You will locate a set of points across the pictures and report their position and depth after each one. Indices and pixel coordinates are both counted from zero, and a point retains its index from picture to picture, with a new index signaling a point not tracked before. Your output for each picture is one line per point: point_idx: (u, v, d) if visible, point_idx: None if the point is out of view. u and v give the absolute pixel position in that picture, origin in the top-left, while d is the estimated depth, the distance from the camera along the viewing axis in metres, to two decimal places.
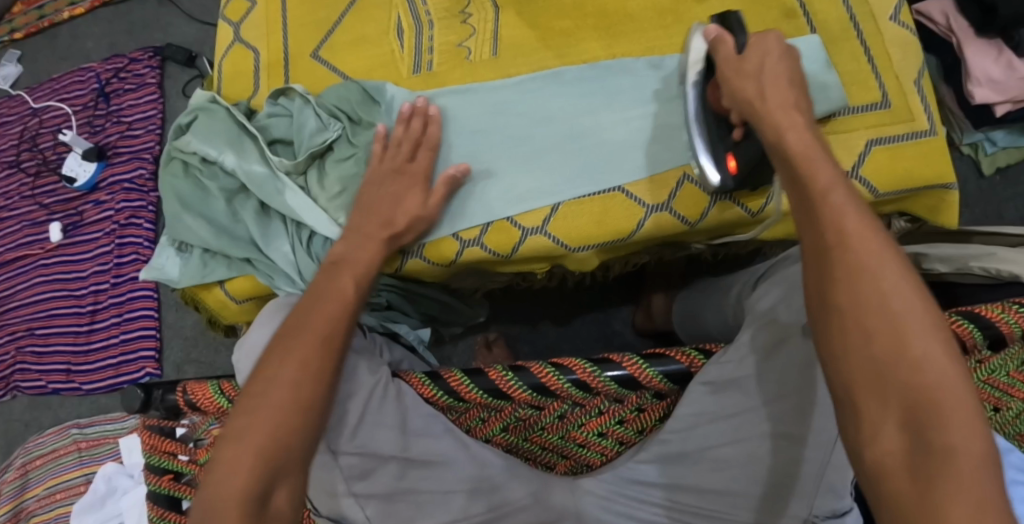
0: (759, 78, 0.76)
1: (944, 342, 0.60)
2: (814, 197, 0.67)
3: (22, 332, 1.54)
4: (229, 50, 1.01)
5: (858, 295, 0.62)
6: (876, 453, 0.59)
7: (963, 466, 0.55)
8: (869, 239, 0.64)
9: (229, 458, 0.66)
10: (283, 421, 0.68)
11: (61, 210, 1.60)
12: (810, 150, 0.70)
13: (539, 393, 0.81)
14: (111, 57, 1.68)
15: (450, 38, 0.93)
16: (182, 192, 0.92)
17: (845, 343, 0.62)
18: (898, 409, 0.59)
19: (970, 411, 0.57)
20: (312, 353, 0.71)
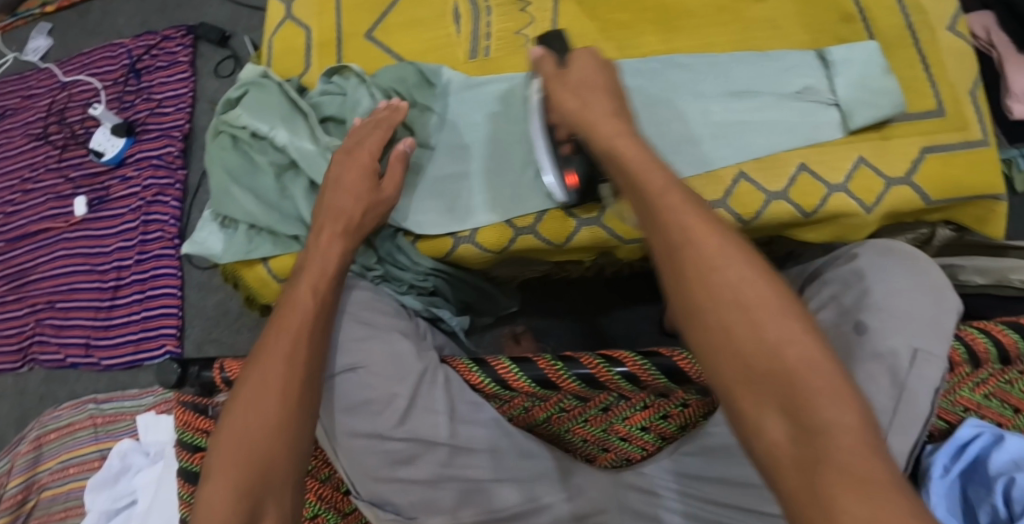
0: (579, 92, 0.77)
1: (799, 319, 0.59)
2: (655, 203, 0.65)
3: (42, 305, 1.54)
4: (280, 27, 1.01)
5: (711, 293, 0.61)
6: (764, 446, 0.57)
7: (841, 444, 0.55)
8: (707, 232, 0.62)
9: (211, 493, 0.69)
10: (258, 449, 0.70)
11: (87, 185, 1.59)
12: (644, 155, 0.69)
13: (587, 384, 0.80)
14: (144, 33, 1.68)
15: (507, 26, 0.94)
16: (231, 166, 0.92)
17: (711, 341, 0.60)
18: (774, 397, 0.57)
19: (838, 385, 0.57)
20: (275, 376, 0.73)
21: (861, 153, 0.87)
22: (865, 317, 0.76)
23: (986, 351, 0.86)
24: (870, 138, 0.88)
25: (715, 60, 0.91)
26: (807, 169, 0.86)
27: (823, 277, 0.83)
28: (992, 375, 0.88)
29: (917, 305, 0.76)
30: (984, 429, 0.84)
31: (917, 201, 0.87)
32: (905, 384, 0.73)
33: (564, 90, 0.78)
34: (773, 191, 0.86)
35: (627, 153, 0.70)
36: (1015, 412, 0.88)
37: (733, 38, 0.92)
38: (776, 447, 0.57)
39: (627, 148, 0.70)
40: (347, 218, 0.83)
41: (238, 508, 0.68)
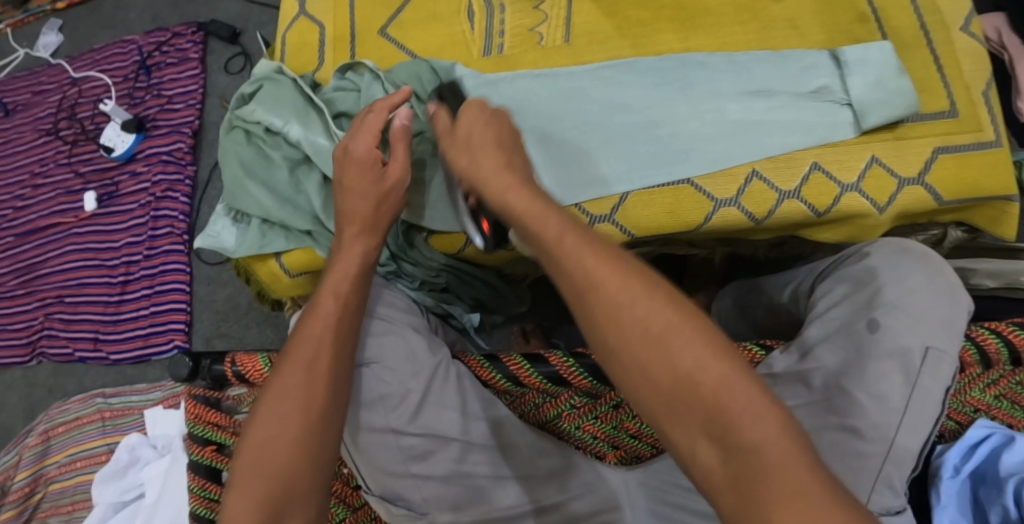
0: (468, 147, 0.77)
1: (709, 343, 0.59)
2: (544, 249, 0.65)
3: (52, 299, 1.54)
4: (294, 23, 1.01)
5: (618, 329, 0.60)
6: (701, 473, 0.57)
7: (770, 459, 0.55)
8: (606, 268, 0.62)
9: (235, 509, 0.68)
10: (282, 461, 0.69)
11: (97, 180, 1.59)
12: (535, 201, 0.69)
13: (599, 382, 0.82)
14: (155, 30, 1.69)
15: (523, 23, 0.94)
16: (246, 161, 0.92)
17: (630, 377, 0.60)
18: (698, 422, 0.57)
19: (758, 402, 0.57)
20: (296, 386, 0.73)
21: (875, 153, 0.87)
22: (877, 316, 0.76)
23: (997, 351, 0.86)
24: (884, 138, 0.88)
25: (732, 58, 0.90)
26: (820, 169, 0.86)
27: (835, 276, 0.83)
28: (1003, 376, 0.87)
29: (932, 305, 0.76)
30: (996, 430, 0.84)
31: (929, 201, 0.88)
32: (918, 384, 0.73)
33: (458, 149, 0.77)
34: (786, 190, 0.86)
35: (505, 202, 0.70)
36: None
37: (750, 37, 0.91)
38: (710, 470, 0.57)
39: (520, 201, 0.69)
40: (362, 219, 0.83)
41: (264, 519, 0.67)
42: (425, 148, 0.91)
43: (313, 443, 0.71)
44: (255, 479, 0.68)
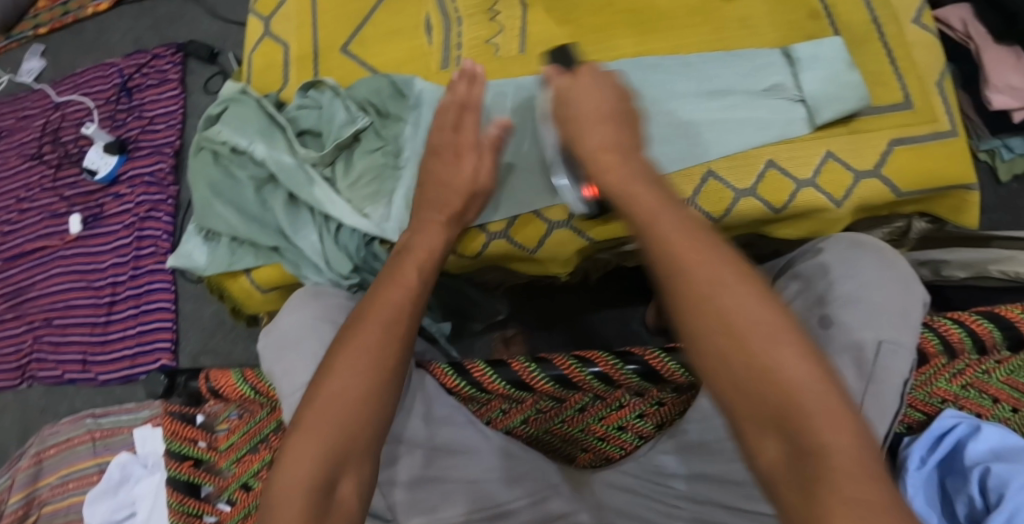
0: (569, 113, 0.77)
1: (794, 343, 0.60)
2: (648, 231, 0.67)
3: (40, 322, 1.56)
4: (259, 44, 1.03)
5: (704, 319, 0.61)
6: (763, 466, 0.59)
7: (835, 462, 0.56)
8: (697, 259, 0.63)
9: (298, 450, 0.69)
10: (348, 412, 0.70)
11: (82, 203, 1.61)
12: (630, 182, 0.71)
13: (561, 385, 0.84)
14: (135, 52, 1.70)
15: (479, 34, 0.95)
16: (213, 181, 0.93)
17: (706, 366, 0.61)
18: (769, 418, 0.59)
19: (835, 409, 0.58)
20: (376, 344, 0.73)
21: (830, 148, 0.88)
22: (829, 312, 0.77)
23: (960, 340, 0.87)
24: (839, 133, 0.89)
25: (685, 62, 0.91)
26: (776, 166, 0.87)
27: (791, 273, 0.84)
28: (969, 365, 0.89)
29: (889, 297, 0.77)
30: (963, 419, 0.84)
31: (887, 193, 0.88)
32: (872, 377, 0.74)
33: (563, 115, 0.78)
34: (743, 189, 0.87)
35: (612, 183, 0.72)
36: (993, 402, 0.88)
37: (702, 39, 0.92)
38: (774, 463, 0.59)
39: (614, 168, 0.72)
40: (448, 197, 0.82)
41: (323, 467, 0.68)
42: (387, 160, 0.91)
43: (379, 401, 0.72)
44: (322, 428, 0.69)
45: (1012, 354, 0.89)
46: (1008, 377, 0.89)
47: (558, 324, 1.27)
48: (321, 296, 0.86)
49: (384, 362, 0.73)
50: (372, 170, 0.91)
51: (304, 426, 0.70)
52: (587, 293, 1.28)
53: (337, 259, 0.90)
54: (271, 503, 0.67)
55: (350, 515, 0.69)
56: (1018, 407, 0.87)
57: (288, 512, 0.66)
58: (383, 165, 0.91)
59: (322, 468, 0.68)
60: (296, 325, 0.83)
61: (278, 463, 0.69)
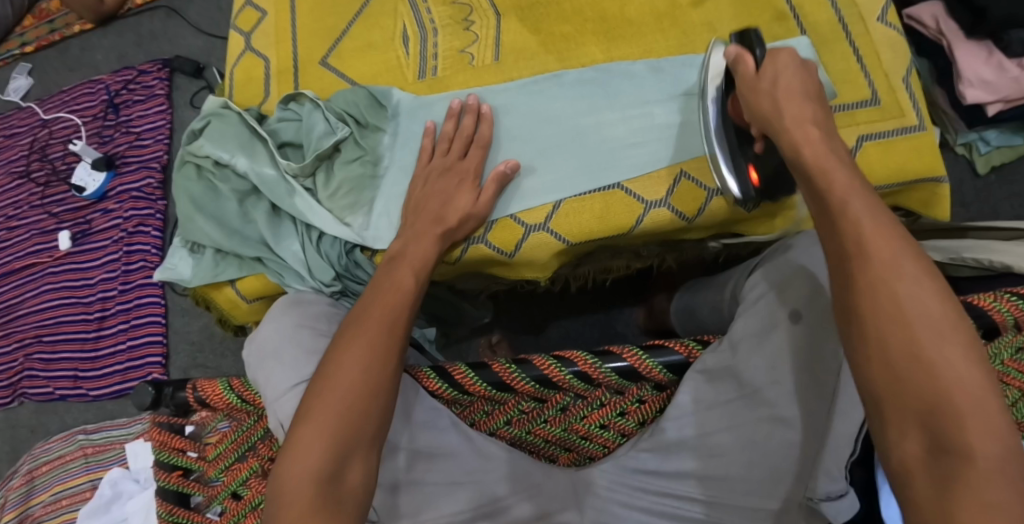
0: (773, 92, 0.77)
1: (963, 345, 0.61)
2: (837, 205, 0.67)
3: (30, 339, 1.58)
4: (240, 58, 1.04)
5: (880, 304, 0.63)
6: (899, 455, 0.61)
7: (979, 468, 0.58)
8: (887, 247, 0.65)
9: (306, 438, 0.70)
10: (353, 402, 0.72)
11: (71, 219, 1.62)
12: (828, 159, 0.70)
13: (541, 385, 0.85)
14: (122, 69, 1.69)
15: (453, 45, 0.97)
16: (196, 195, 0.95)
17: (866, 348, 0.63)
18: (917, 413, 0.61)
19: (991, 416, 0.59)
20: (378, 340, 0.75)
21: None
22: (800, 306, 0.79)
23: None
24: None
25: (658, 66, 0.93)
26: None
27: (763, 270, 0.84)
28: None
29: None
30: None
31: None
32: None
33: (760, 94, 0.78)
34: (715, 188, 0.89)
35: (806, 150, 0.71)
36: None
37: (672, 44, 0.94)
38: (911, 456, 0.61)
39: (813, 143, 0.72)
40: (446, 220, 0.85)
41: (329, 456, 0.69)
42: (365, 170, 0.93)
43: (382, 395, 0.73)
44: (333, 416, 0.71)
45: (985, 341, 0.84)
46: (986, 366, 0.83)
47: (546, 328, 1.29)
48: (299, 306, 0.87)
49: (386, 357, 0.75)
50: (351, 181, 0.92)
51: (309, 417, 0.72)
52: (580, 294, 1.29)
53: (319, 267, 0.92)
54: (280, 493, 0.69)
55: (359, 502, 0.70)
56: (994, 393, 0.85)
57: (297, 501, 0.68)
58: (362, 175, 0.92)
59: (330, 457, 0.69)
60: (277, 334, 0.84)
61: (287, 454, 0.71)
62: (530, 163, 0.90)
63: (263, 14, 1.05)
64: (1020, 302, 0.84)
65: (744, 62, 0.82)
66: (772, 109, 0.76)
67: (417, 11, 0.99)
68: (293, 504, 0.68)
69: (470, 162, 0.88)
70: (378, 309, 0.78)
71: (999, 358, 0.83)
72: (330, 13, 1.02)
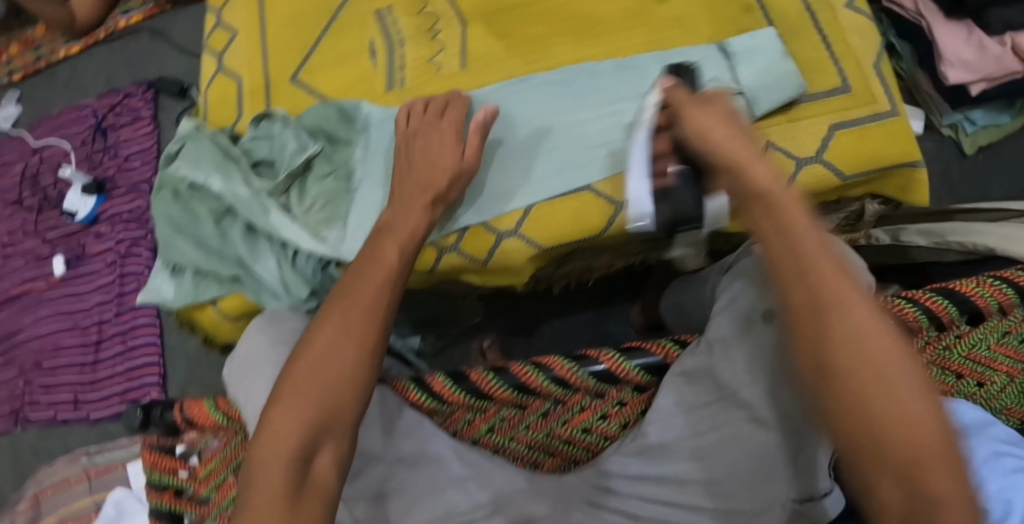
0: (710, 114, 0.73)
1: (926, 395, 0.61)
2: (794, 246, 0.66)
3: (29, 366, 1.60)
4: (214, 79, 1.04)
5: (846, 349, 0.62)
6: (877, 508, 0.60)
7: (952, 519, 0.57)
8: (846, 292, 0.63)
9: (279, 417, 0.70)
10: (327, 381, 0.72)
11: (65, 245, 1.63)
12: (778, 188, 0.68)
13: (519, 392, 0.84)
14: (107, 92, 1.68)
15: (422, 54, 0.96)
16: (173, 219, 0.96)
17: (836, 396, 0.62)
18: (890, 468, 0.59)
19: (957, 467, 0.59)
20: (356, 319, 0.74)
21: (770, 138, 0.89)
22: (771, 305, 0.76)
23: (917, 321, 0.81)
24: (778, 122, 0.91)
25: (626, 63, 0.93)
26: None
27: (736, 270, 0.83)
28: (929, 342, 0.83)
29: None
30: None
31: (833, 178, 0.89)
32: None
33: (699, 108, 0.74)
34: None
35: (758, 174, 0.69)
36: (957, 378, 0.86)
37: (641, 41, 0.95)
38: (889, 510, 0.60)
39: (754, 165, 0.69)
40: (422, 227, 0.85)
41: (301, 439, 0.69)
42: (339, 184, 0.92)
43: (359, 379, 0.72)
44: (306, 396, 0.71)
45: (971, 327, 0.84)
46: (969, 352, 0.84)
47: (539, 327, 1.29)
48: (278, 321, 0.88)
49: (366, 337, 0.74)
50: (325, 197, 0.92)
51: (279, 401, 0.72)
52: (569, 293, 1.29)
53: (295, 284, 0.91)
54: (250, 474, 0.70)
55: (326, 488, 0.70)
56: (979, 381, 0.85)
57: (268, 485, 0.68)
58: (336, 191, 0.92)
59: (300, 442, 0.69)
60: (257, 347, 0.85)
61: (260, 435, 0.71)
62: (500, 170, 0.90)
63: (234, 35, 1.05)
64: (1005, 288, 0.82)
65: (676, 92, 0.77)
66: (713, 117, 0.73)
67: (383, 26, 0.99)
68: (260, 488, 0.68)
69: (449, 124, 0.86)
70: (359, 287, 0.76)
71: (985, 344, 0.83)
72: (299, 28, 1.01)
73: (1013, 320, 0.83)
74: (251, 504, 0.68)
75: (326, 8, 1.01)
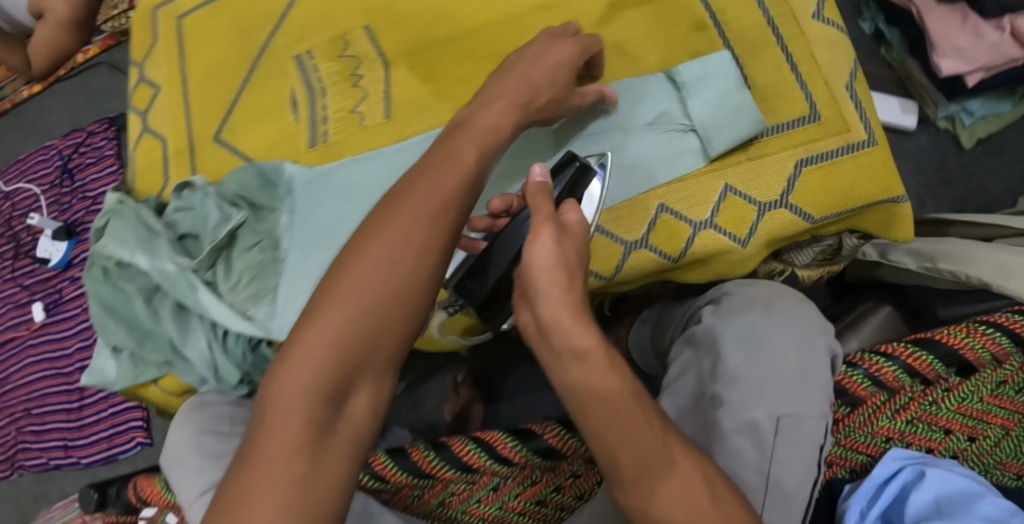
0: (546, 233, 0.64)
1: None
2: (583, 399, 0.61)
3: (20, 413, 1.58)
4: (140, 140, 0.99)
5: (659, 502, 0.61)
6: None
7: None
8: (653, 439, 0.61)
9: (312, 338, 0.60)
10: (372, 301, 0.61)
11: (41, 290, 1.59)
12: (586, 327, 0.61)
13: (462, 471, 0.79)
14: (71, 131, 1.63)
15: (343, 104, 0.90)
16: (103, 300, 0.91)
17: None
18: None
19: None
20: (417, 227, 0.63)
21: (727, 181, 0.82)
22: (717, 390, 0.69)
23: (895, 379, 0.73)
24: (736, 161, 0.82)
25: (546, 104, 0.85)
26: (667, 210, 0.81)
27: (686, 337, 0.76)
28: (913, 398, 0.74)
29: (778, 359, 0.68)
30: (907, 462, 0.72)
31: (800, 222, 0.81)
32: (773, 456, 0.65)
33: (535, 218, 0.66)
34: (632, 241, 0.82)
35: (543, 316, 0.62)
36: (946, 434, 0.75)
37: None
38: None
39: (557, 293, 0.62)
40: None
41: (331, 374, 0.60)
42: (265, 255, 0.87)
43: (406, 316, 0.62)
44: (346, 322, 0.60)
45: (961, 378, 0.74)
46: (958, 406, 0.74)
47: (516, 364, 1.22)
48: (207, 408, 0.83)
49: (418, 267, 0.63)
50: (251, 269, 0.87)
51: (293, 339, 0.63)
52: None
53: (225, 366, 0.86)
54: (264, 410, 0.60)
55: (359, 433, 0.61)
56: (974, 435, 0.75)
57: (286, 428, 0.58)
58: (262, 263, 0.87)
59: (326, 381, 0.60)
60: (185, 435, 0.80)
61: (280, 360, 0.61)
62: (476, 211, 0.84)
63: (156, 90, 0.99)
64: (998, 335, 0.73)
65: (550, 200, 0.68)
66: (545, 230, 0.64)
67: (305, 71, 0.92)
68: (275, 433, 0.59)
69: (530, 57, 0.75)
70: (410, 204, 0.64)
71: (977, 396, 0.74)
72: (220, 81, 0.96)
73: (1009, 370, 0.74)
74: (263, 449, 0.58)
75: (244, 57, 0.95)
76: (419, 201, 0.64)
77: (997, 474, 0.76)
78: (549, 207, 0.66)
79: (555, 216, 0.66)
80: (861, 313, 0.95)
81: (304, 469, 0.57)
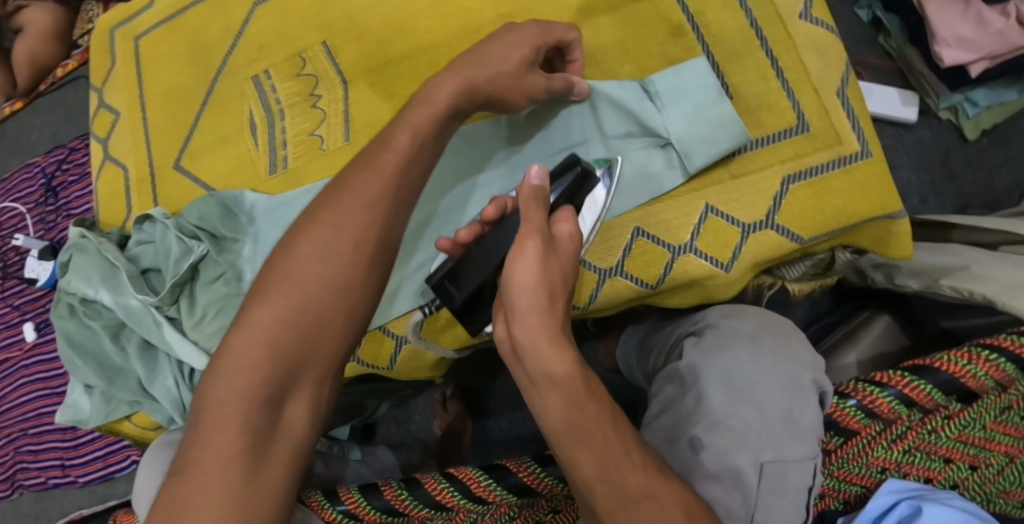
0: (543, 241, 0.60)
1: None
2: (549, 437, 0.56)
3: (16, 433, 1.34)
4: (102, 168, 0.97)
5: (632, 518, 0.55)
6: None
7: None
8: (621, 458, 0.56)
9: (240, 344, 0.62)
10: (303, 300, 0.63)
11: (32, 310, 1.39)
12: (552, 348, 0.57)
13: (436, 510, 0.75)
14: (55, 147, 1.49)
15: (302, 127, 0.87)
16: (69, 337, 0.88)
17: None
18: None
19: None
20: (347, 225, 0.65)
21: (709, 201, 0.78)
22: (698, 432, 0.65)
23: (891, 410, 0.66)
24: (718, 179, 0.79)
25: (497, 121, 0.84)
26: (643, 234, 0.79)
27: (667, 373, 0.74)
28: (910, 427, 0.67)
29: (765, 403, 0.65)
30: (902, 497, 0.65)
31: (788, 243, 0.77)
32: (758, 503, 0.62)
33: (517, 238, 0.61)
34: (606, 268, 0.79)
35: (517, 336, 0.57)
36: (945, 463, 0.68)
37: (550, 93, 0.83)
38: None
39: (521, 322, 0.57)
40: None
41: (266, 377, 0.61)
42: (229, 288, 0.83)
43: (342, 316, 0.64)
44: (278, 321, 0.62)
45: (962, 405, 0.67)
46: (959, 433, 0.67)
47: (500, 372, 1.15)
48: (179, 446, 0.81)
49: (354, 263, 0.64)
50: (214, 304, 0.83)
51: (224, 370, 0.62)
52: None
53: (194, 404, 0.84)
54: (202, 419, 0.60)
55: (300, 437, 0.63)
56: (975, 464, 0.68)
57: (223, 430, 0.59)
58: (224, 296, 0.83)
59: (263, 388, 0.61)
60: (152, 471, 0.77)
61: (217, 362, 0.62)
62: (421, 214, 0.83)
63: (117, 116, 0.98)
64: (1001, 362, 0.67)
65: (544, 207, 0.62)
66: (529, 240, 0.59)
67: (263, 92, 0.89)
68: (210, 443, 0.59)
69: (488, 53, 0.71)
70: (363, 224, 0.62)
71: (979, 423, 0.67)
72: (179, 105, 0.94)
73: (1015, 394, 0.68)
74: (200, 459, 0.58)
75: (202, 80, 0.93)
76: (356, 192, 0.65)
77: (1001, 504, 0.70)
78: (541, 217, 0.60)
79: (546, 227, 0.61)
80: (860, 321, 0.91)
81: (241, 481, 0.58)
